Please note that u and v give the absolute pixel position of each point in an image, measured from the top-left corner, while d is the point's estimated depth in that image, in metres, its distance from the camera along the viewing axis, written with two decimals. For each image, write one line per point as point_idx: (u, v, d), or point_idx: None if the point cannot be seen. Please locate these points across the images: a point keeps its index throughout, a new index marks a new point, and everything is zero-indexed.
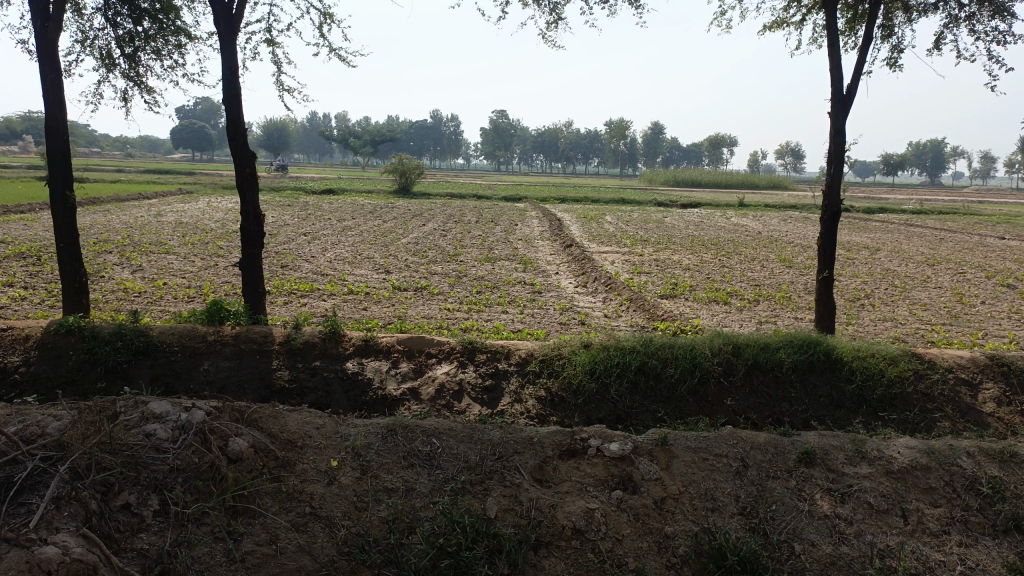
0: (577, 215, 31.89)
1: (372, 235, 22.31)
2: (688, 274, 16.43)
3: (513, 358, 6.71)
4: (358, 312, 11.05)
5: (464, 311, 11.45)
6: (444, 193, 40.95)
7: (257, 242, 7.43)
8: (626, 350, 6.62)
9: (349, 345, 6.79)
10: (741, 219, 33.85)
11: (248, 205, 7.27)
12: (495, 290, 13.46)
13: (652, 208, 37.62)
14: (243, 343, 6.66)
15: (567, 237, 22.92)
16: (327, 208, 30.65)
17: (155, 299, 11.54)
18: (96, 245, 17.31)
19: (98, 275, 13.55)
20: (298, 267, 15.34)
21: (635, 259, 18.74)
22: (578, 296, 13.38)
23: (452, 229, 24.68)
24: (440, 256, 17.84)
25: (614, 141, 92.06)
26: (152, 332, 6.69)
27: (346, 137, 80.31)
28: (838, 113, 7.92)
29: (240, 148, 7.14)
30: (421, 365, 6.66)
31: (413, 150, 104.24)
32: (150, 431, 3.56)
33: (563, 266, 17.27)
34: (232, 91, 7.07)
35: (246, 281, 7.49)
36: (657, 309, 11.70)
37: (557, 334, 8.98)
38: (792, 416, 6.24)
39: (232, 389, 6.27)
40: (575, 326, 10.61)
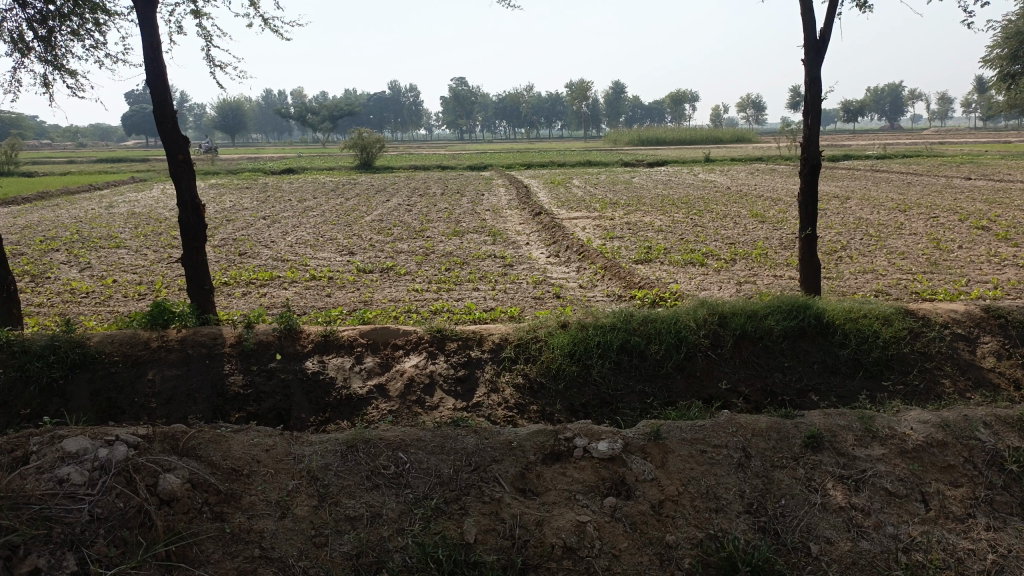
0: (544, 181, 31.30)
1: (334, 214, 21.59)
2: (661, 236, 16.04)
3: (486, 344, 6.25)
4: (321, 299, 10.49)
5: (433, 291, 10.94)
6: (407, 166, 40.06)
7: (199, 234, 6.87)
8: (605, 328, 6.20)
9: (307, 341, 6.27)
10: (710, 175, 33.49)
11: (185, 194, 6.71)
12: (464, 266, 12.95)
13: (619, 169, 37.11)
14: (191, 347, 6.12)
15: (535, 205, 22.40)
16: (287, 189, 29.76)
17: (103, 299, 10.85)
18: (42, 243, 16.43)
19: (42, 276, 12.78)
20: (257, 254, 14.69)
21: (606, 223, 18.32)
22: (551, 267, 12.94)
23: (417, 204, 24.03)
24: (406, 233, 17.25)
25: (576, 103, 91.07)
26: (89, 341, 6.10)
27: (303, 114, 78.39)
28: (813, 59, 7.43)
29: (170, 133, 6.62)
30: (388, 358, 6.18)
31: (373, 123, 102.39)
32: (63, 475, 3.08)
33: (533, 236, 16.80)
34: (156, 70, 6.53)
35: (191, 278, 6.91)
36: (632, 276, 11.30)
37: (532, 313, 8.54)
38: (785, 388, 5.89)
39: (181, 400, 5.73)
40: (549, 301, 10.16)
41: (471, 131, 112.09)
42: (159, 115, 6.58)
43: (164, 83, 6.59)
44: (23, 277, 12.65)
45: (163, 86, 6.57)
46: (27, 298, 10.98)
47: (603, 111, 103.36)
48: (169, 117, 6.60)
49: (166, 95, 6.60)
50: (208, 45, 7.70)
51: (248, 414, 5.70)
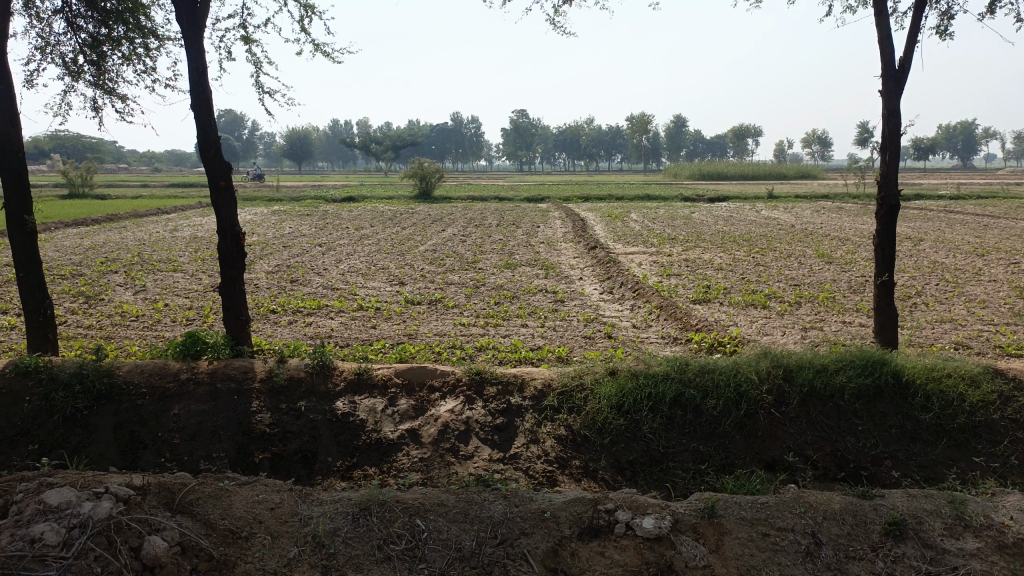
0: (601, 214, 30.87)
1: (389, 243, 21.57)
2: (721, 274, 15.42)
3: (527, 390, 5.83)
4: (365, 331, 10.24)
5: (480, 326, 10.61)
6: (465, 196, 40.21)
7: (237, 263, 6.66)
8: (657, 378, 5.72)
9: (340, 379, 5.95)
10: (773, 211, 32.55)
11: (225, 221, 6.53)
12: (514, 301, 12.60)
13: (678, 204, 36.43)
14: (220, 381, 5.86)
15: (591, 238, 22.00)
16: (346, 216, 30.07)
17: (151, 323, 10.84)
18: (103, 265, 16.75)
19: (97, 297, 12.93)
20: (309, 282, 14.63)
21: (664, 259, 17.77)
22: (604, 304, 12.49)
23: (472, 234, 23.89)
24: (458, 264, 17.04)
25: (637, 137, 90.58)
26: (118, 371, 5.92)
27: (367, 143, 79.94)
28: (891, 90, 6.82)
29: (212, 159, 6.47)
30: (424, 401, 5.80)
31: (435, 154, 103.87)
32: (36, 534, 2.81)
33: (587, 270, 16.38)
34: (200, 95, 6.43)
35: (227, 308, 6.70)
36: (689, 317, 10.75)
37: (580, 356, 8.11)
38: (858, 455, 5.33)
39: (205, 437, 5.47)
40: (600, 341, 9.69)
41: (531, 163, 112.61)
42: (202, 141, 6.45)
43: (208, 109, 6.47)
44: (79, 298, 12.80)
45: (207, 112, 6.45)
46: (79, 320, 11.03)
47: (665, 145, 102.62)
48: (211, 144, 6.46)
49: (209, 120, 6.47)
50: (257, 72, 7.61)
51: (273, 455, 5.37)
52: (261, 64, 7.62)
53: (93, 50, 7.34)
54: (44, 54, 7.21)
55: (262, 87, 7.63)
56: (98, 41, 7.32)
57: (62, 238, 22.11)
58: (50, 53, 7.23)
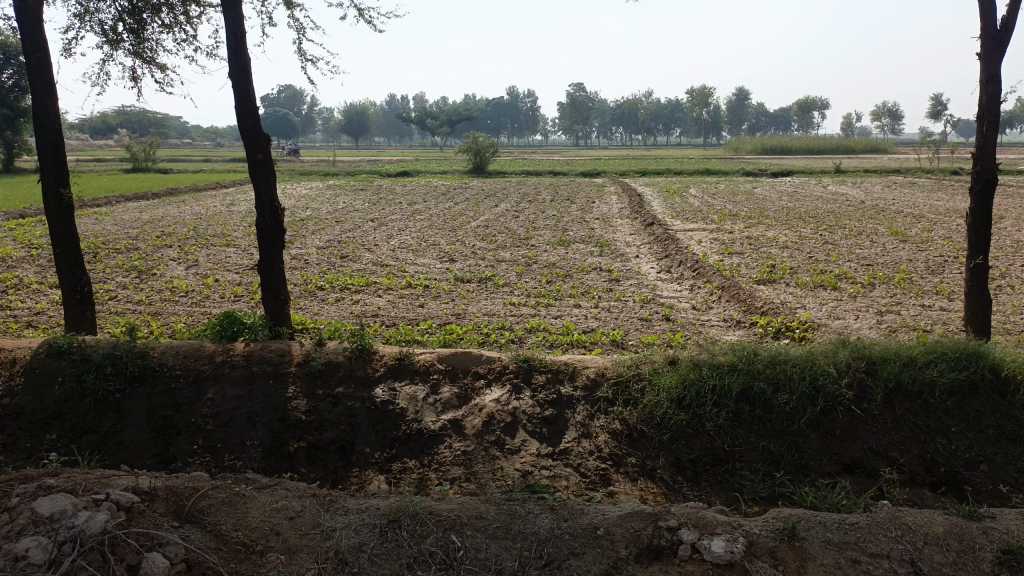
0: (659, 189, 29.97)
1: (441, 219, 21.26)
2: (786, 253, 14.63)
3: (579, 379, 5.38)
4: (413, 310, 9.91)
5: (531, 306, 10.17)
6: (520, 171, 39.64)
7: (276, 239, 6.36)
8: (723, 369, 5.20)
9: (379, 364, 5.59)
10: (840, 187, 31.12)
11: (264, 196, 6.22)
12: (567, 279, 12.13)
13: (739, 179, 35.18)
14: (255, 364, 5.58)
15: (648, 214, 21.31)
16: (400, 191, 29.95)
17: (200, 299, 10.72)
18: (159, 239, 16.85)
19: (150, 272, 12.93)
20: (359, 258, 14.41)
21: (725, 236, 17.03)
22: (661, 283, 11.91)
23: (526, 210, 23.40)
24: (510, 241, 16.61)
25: (696, 110, 88.22)
26: (152, 352, 5.70)
27: (424, 118, 79.94)
28: (991, 53, 6.01)
29: (251, 131, 6.15)
30: (468, 389, 5.42)
31: (490, 128, 103.20)
32: (21, 552, 2.57)
33: (644, 248, 15.76)
34: (239, 63, 6.10)
35: (266, 287, 6.41)
36: (753, 298, 10.10)
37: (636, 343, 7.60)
38: (949, 459, 4.76)
39: (240, 423, 5.21)
40: (658, 324, 9.15)
41: (586, 137, 111.04)
42: (241, 112, 6.13)
43: (247, 78, 6.15)
44: (131, 272, 12.80)
45: (245, 80, 6.13)
46: (130, 295, 10.99)
47: (725, 118, 99.82)
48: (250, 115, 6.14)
49: (247, 90, 6.14)
50: (299, 39, 7.26)
51: (308, 444, 5.06)
52: (304, 31, 7.27)
53: (132, 17, 7.07)
54: (83, 21, 6.98)
55: (305, 55, 7.28)
56: (137, 8, 7.05)
57: (121, 212, 22.41)
58: (88, 21, 6.98)
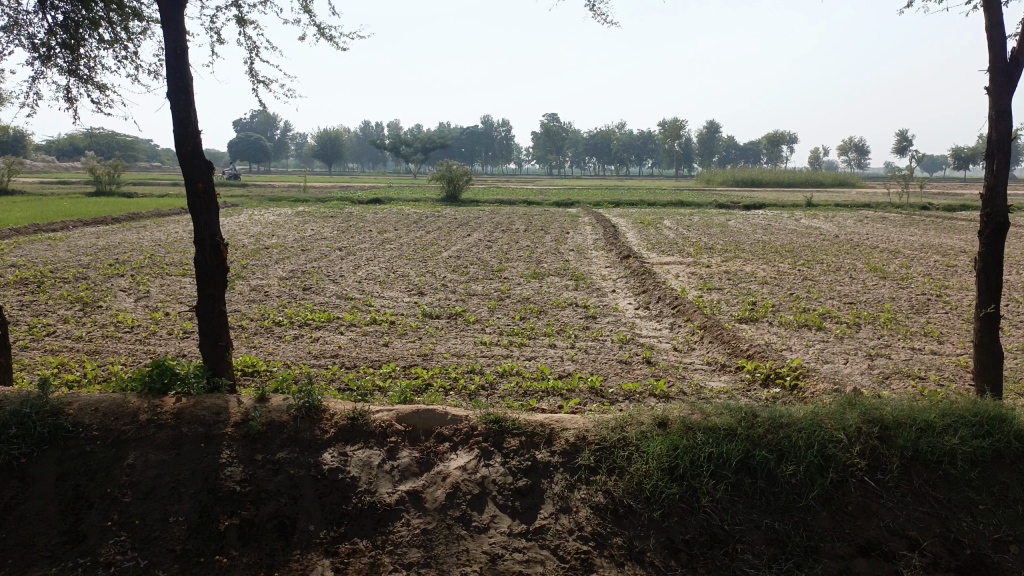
0: (633, 220, 29.68)
1: (412, 248, 20.61)
2: (766, 289, 14.21)
3: (557, 444, 4.73)
4: (376, 349, 9.22)
5: (503, 345, 9.55)
6: (493, 200, 39.17)
7: (218, 279, 5.67)
8: (718, 433, 4.60)
9: (329, 424, 4.89)
10: (814, 220, 31.11)
11: (203, 230, 5.54)
12: (541, 316, 11.53)
13: (713, 211, 35.12)
14: (186, 424, 4.85)
15: (623, 246, 20.86)
16: (370, 218, 29.26)
17: (144, 336, 9.92)
18: (112, 267, 15.96)
19: (95, 304, 12.08)
20: (323, 290, 13.68)
21: (702, 271, 16.60)
22: (640, 321, 11.36)
23: (499, 240, 22.83)
24: (482, 273, 16.01)
25: (668, 142, 88.87)
26: (67, 409, 4.94)
27: (398, 145, 79.54)
28: (1000, 87, 5.59)
29: (190, 157, 5.49)
30: (430, 453, 4.74)
31: (464, 156, 103.00)
32: None
33: (620, 281, 15.26)
34: (179, 82, 5.46)
35: (205, 332, 5.70)
36: (737, 340, 9.57)
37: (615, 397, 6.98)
38: (977, 541, 4.18)
39: (163, 496, 4.48)
40: (639, 368, 8.54)
41: (560, 167, 111.52)
42: (179, 136, 5.48)
43: (188, 98, 5.51)
44: (75, 305, 11.95)
45: (186, 101, 5.49)
46: (69, 331, 10.16)
47: (697, 150, 100.84)
48: (190, 139, 5.48)
49: (187, 112, 5.50)
50: (251, 58, 6.63)
51: (242, 521, 4.36)
52: (257, 50, 6.64)
53: (67, 31, 6.40)
54: (10, 34, 6.29)
55: (257, 76, 6.64)
56: (73, 21, 6.38)
57: (76, 238, 21.44)
58: (16, 34, 6.30)
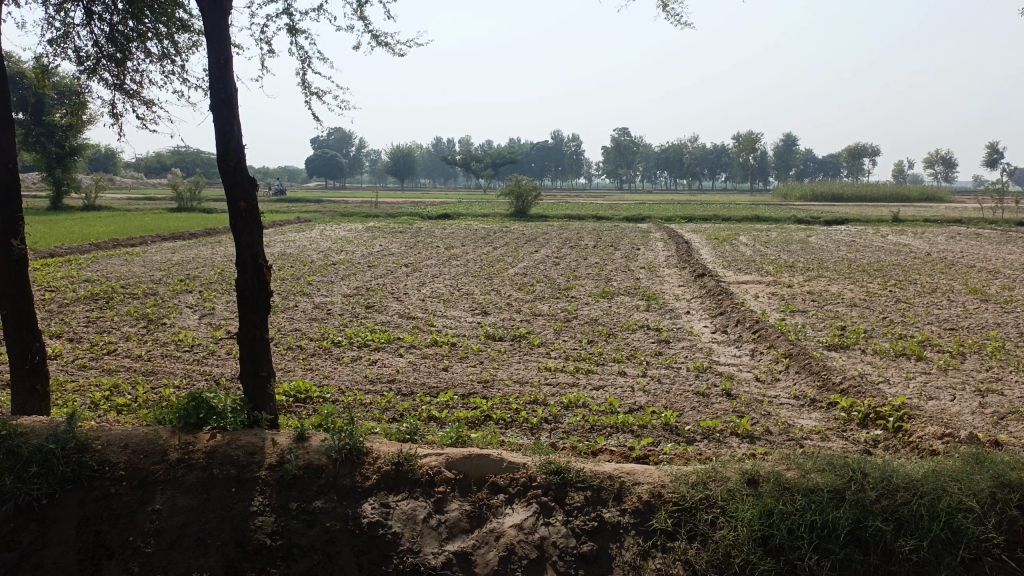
0: (708, 236, 28.61)
1: (478, 265, 20.22)
2: (855, 313, 13.20)
3: (628, 500, 4.09)
4: (435, 374, 8.76)
5: (569, 372, 8.95)
6: (562, 215, 38.64)
7: (260, 304, 5.27)
8: (819, 497, 3.89)
9: (371, 470, 4.36)
10: (902, 237, 29.41)
11: (245, 251, 5.15)
12: (611, 339, 10.89)
13: (792, 226, 33.69)
14: (217, 465, 4.42)
15: (697, 264, 19.99)
16: (438, 234, 29.09)
17: (202, 355, 9.72)
18: (181, 283, 16.03)
19: (160, 321, 12.02)
20: (385, 308, 13.36)
21: (784, 291, 15.63)
22: (717, 347, 10.58)
23: (567, 257, 22.25)
24: (550, 291, 15.46)
25: (743, 156, 86.65)
26: (96, 444, 4.58)
27: (468, 160, 79.94)
28: None
29: (233, 173, 5.12)
30: (483, 507, 4.18)
31: (533, 171, 102.86)
32: None
33: (695, 302, 14.46)
34: (222, 94, 5.12)
35: (245, 362, 5.31)
36: (828, 371, 8.68)
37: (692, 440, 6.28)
38: None
39: (188, 547, 4.06)
40: (718, 400, 7.80)
41: (631, 181, 110.26)
42: (221, 150, 5.11)
43: (231, 111, 5.16)
44: (140, 322, 11.92)
45: (229, 113, 5.14)
46: (129, 349, 10.03)
47: (773, 164, 98.12)
48: (232, 154, 5.11)
49: (230, 126, 5.14)
50: (303, 69, 6.25)
51: None
52: (310, 61, 6.26)
53: (114, 44, 6.18)
54: (57, 47, 6.10)
55: (309, 88, 6.26)
56: (121, 34, 6.16)
57: (152, 253, 21.87)
58: (63, 47, 6.11)
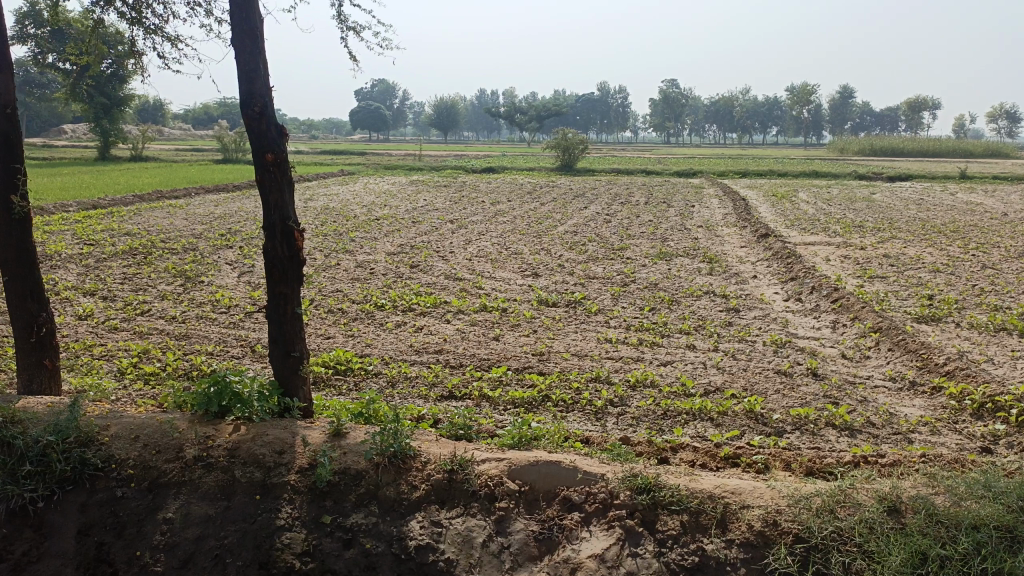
0: (765, 192, 27.20)
1: (526, 221, 19.35)
2: (941, 280, 12.03)
3: (735, 529, 3.31)
4: (485, 345, 8.01)
5: (632, 344, 8.12)
6: (610, 169, 37.31)
7: (291, 273, 4.57)
8: (983, 537, 3.07)
9: (419, 478, 3.64)
10: (973, 194, 27.57)
11: (272, 211, 4.41)
12: (675, 306, 10.00)
13: (854, 183, 31.97)
14: (239, 466, 3.75)
15: (758, 222, 18.82)
16: (484, 188, 28.20)
17: (238, 318, 9.12)
18: (222, 238, 15.52)
19: (197, 279, 11.49)
20: (431, 268, 12.64)
21: (857, 253, 14.47)
22: (794, 318, 9.61)
23: (618, 213, 21.21)
24: (604, 251, 14.53)
25: (798, 108, 83.17)
26: (101, 436, 3.94)
27: (512, 112, 78.15)
28: None
29: (258, 120, 4.37)
30: (554, 528, 3.44)
31: (579, 124, 100.52)
32: None
33: (760, 265, 13.44)
34: (244, 25, 4.34)
35: (274, 340, 4.64)
36: (928, 350, 7.68)
37: (785, 438, 5.43)
38: None
39: (205, 568, 3.42)
40: (805, 382, 6.91)
41: (678, 135, 107.34)
42: (245, 92, 4.36)
43: (256, 46, 4.38)
44: (178, 279, 11.40)
45: (253, 49, 4.36)
46: (164, 310, 9.51)
47: (829, 117, 94.26)
48: (257, 97, 4.34)
49: (254, 63, 4.36)
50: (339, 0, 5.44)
51: None
52: None
53: None
54: None
55: (347, 22, 5.46)
56: None
57: (195, 206, 21.46)
58: None
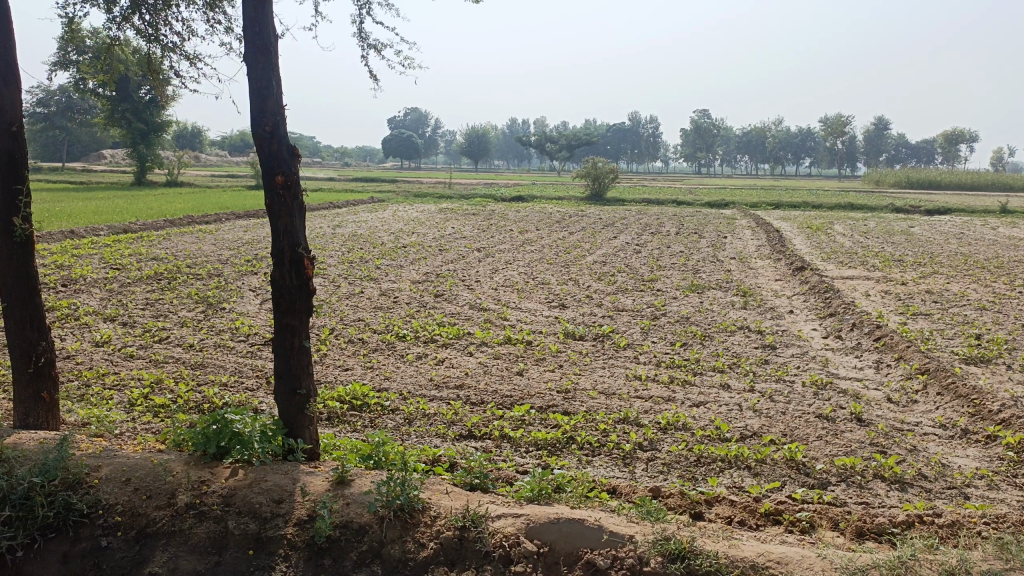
0: (800, 224, 26.61)
1: (554, 251, 19.05)
2: (989, 318, 11.46)
3: None
4: (508, 380, 7.67)
5: (662, 382, 7.73)
6: (640, 199, 36.95)
7: (300, 303, 4.29)
8: None
9: (427, 536, 3.31)
10: (1016, 229, 26.72)
11: (280, 236, 4.16)
12: (708, 342, 9.59)
13: (891, 216, 31.24)
14: (234, 516, 3.45)
15: (792, 255, 18.31)
16: (513, 217, 27.99)
17: (256, 347, 8.89)
18: (247, 264, 15.41)
19: (218, 305, 11.32)
20: (455, 297, 12.36)
21: (897, 289, 13.92)
22: (833, 356, 9.14)
23: (648, 244, 20.80)
24: (633, 283, 14.15)
25: (831, 140, 82.27)
26: (89, 479, 3.66)
27: (543, 141, 78.34)
28: None
29: (268, 140, 4.13)
30: None
31: (610, 154, 100.45)
32: None
33: (796, 299, 12.96)
34: (257, 40, 4.13)
35: (280, 375, 4.36)
36: (980, 395, 7.19)
37: (830, 491, 5.01)
38: None
39: None
40: (849, 427, 6.47)
41: (710, 165, 106.79)
42: (256, 110, 4.13)
43: (269, 63, 4.16)
44: (199, 306, 11.24)
45: (266, 65, 4.14)
46: (182, 337, 9.32)
47: (863, 149, 93.13)
48: (268, 117, 4.11)
49: (267, 80, 4.13)
50: (361, 18, 5.27)
51: None
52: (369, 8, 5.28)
53: None
54: None
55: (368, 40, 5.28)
56: None
57: (224, 231, 21.48)
58: None
